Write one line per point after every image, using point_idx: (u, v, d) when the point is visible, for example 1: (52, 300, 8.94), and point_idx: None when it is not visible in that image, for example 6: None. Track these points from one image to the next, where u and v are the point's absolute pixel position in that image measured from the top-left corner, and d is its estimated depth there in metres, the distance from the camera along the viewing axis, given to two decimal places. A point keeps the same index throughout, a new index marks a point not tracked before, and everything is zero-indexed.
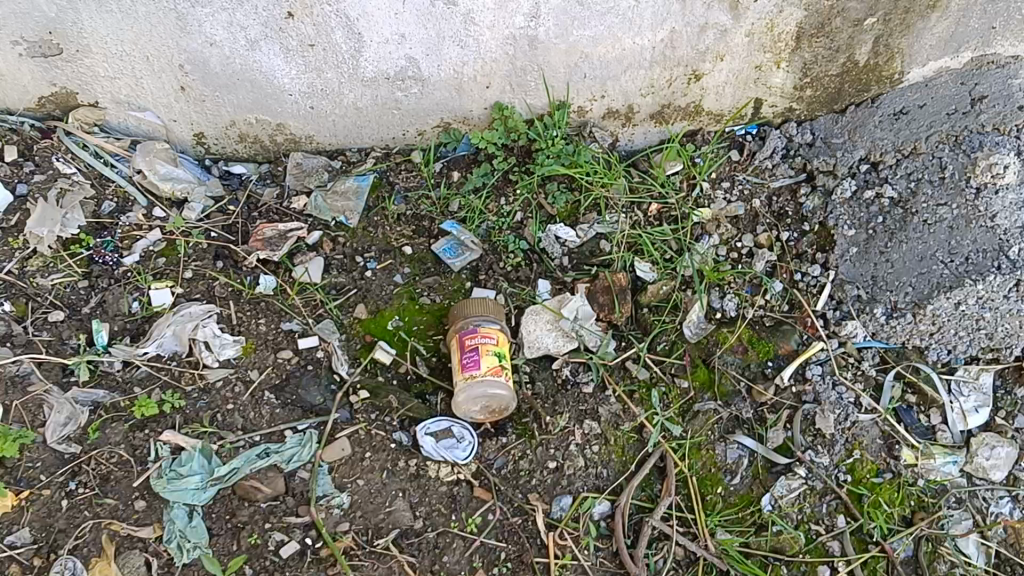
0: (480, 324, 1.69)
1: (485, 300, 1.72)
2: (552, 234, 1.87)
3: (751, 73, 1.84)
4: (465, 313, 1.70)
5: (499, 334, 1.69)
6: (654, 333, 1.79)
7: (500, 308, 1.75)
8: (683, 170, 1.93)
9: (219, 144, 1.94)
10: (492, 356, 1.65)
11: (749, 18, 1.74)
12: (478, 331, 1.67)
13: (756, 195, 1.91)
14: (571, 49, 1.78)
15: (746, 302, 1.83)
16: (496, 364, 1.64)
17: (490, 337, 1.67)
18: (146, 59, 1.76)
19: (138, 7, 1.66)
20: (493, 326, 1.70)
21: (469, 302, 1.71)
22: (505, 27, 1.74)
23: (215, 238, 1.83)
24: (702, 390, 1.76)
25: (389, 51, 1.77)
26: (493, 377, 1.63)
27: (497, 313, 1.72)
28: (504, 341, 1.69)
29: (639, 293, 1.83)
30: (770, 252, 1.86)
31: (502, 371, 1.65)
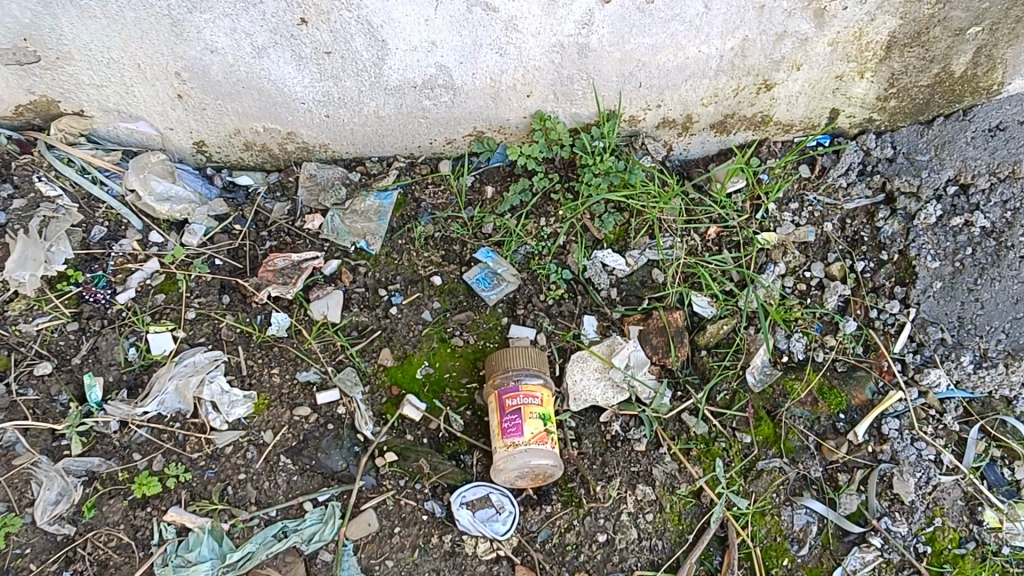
0: (521, 379, 1.50)
1: (526, 350, 1.52)
2: (599, 261, 1.67)
3: (829, 83, 1.61)
4: (503, 365, 1.51)
5: (543, 390, 1.50)
6: (713, 381, 1.60)
7: (542, 354, 1.55)
8: (746, 187, 1.71)
9: (221, 153, 1.71)
10: (536, 419, 1.46)
11: (835, 26, 1.50)
12: (519, 389, 1.48)
13: (827, 218, 1.70)
14: (627, 56, 1.54)
15: (815, 342, 1.64)
16: (540, 429, 1.46)
17: (533, 395, 1.48)
18: (138, 67, 1.52)
19: (125, 13, 1.42)
20: (535, 380, 1.50)
21: (508, 352, 1.51)
22: (550, 34, 1.49)
23: (220, 267, 1.62)
24: (766, 445, 1.58)
25: (416, 60, 1.53)
26: (537, 446, 1.45)
27: (540, 363, 1.53)
28: (548, 396, 1.50)
29: (697, 334, 1.63)
30: (843, 284, 1.66)
31: (547, 437, 1.46)
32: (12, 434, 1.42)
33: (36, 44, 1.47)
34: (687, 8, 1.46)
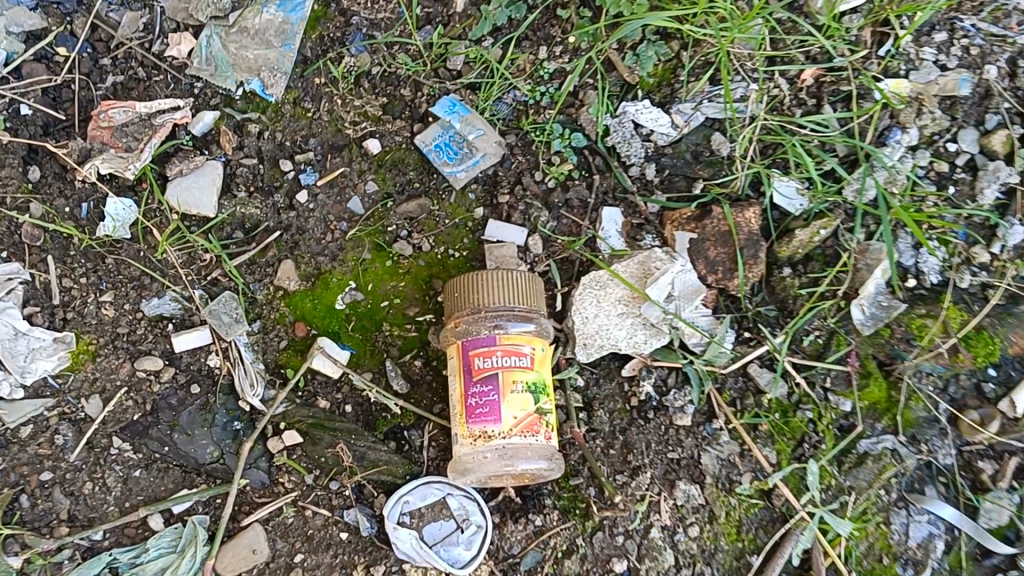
0: (500, 325, 0.92)
1: (508, 274, 0.93)
2: (630, 119, 1.05)
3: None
4: (471, 301, 0.92)
5: (536, 340, 0.93)
6: (802, 316, 1.04)
7: (535, 278, 0.96)
8: (866, 8, 1.07)
9: None
10: (518, 396, 0.91)
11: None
12: (495, 344, 0.91)
13: (990, 59, 1.07)
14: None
15: (957, 257, 1.05)
16: (525, 411, 0.90)
17: (517, 354, 0.91)
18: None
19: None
20: (524, 325, 0.93)
21: (478, 278, 0.92)
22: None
23: (26, 118, 1.02)
24: (873, 416, 1.03)
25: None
26: (518, 441, 0.90)
27: (532, 294, 0.94)
28: (544, 350, 0.93)
29: (778, 242, 1.06)
30: (1008, 166, 1.05)
31: (539, 423, 0.91)
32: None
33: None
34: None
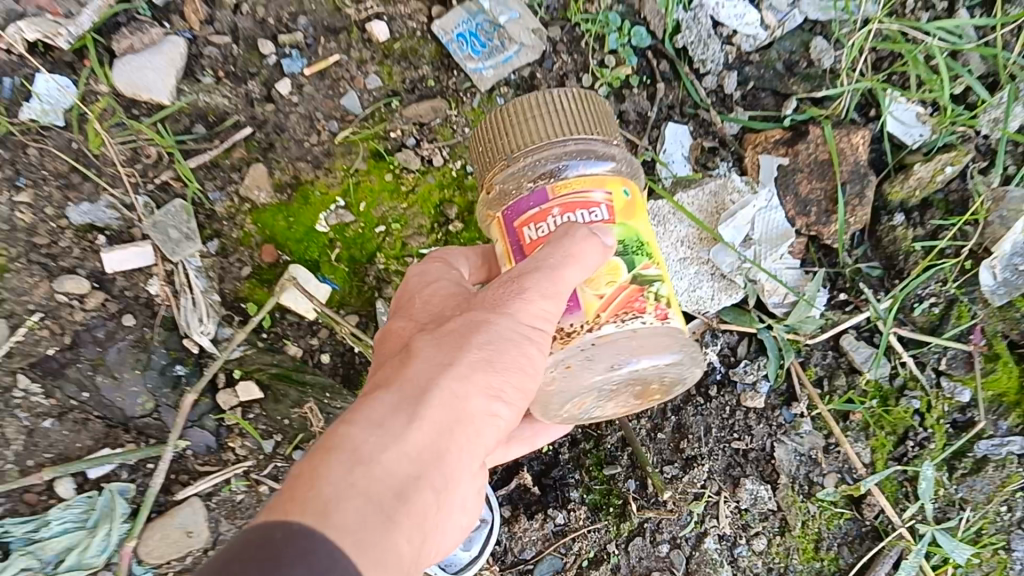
0: (561, 167, 0.61)
1: (540, 95, 0.62)
2: (709, 14, 0.81)
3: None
4: (512, 147, 0.61)
5: (612, 180, 0.61)
6: (915, 276, 0.80)
7: (589, 97, 0.64)
8: None
9: None
10: (605, 276, 0.59)
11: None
12: (547, 201, 0.60)
13: None
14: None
15: None
16: (617, 288, 0.60)
17: (589, 207, 0.60)
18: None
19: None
20: (593, 160, 0.62)
21: (503, 117, 0.63)
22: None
23: None
24: (997, 412, 0.80)
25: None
26: (614, 336, 0.60)
27: (589, 122, 0.63)
28: (629, 194, 0.61)
29: (890, 181, 0.82)
30: None
31: (643, 300, 0.60)
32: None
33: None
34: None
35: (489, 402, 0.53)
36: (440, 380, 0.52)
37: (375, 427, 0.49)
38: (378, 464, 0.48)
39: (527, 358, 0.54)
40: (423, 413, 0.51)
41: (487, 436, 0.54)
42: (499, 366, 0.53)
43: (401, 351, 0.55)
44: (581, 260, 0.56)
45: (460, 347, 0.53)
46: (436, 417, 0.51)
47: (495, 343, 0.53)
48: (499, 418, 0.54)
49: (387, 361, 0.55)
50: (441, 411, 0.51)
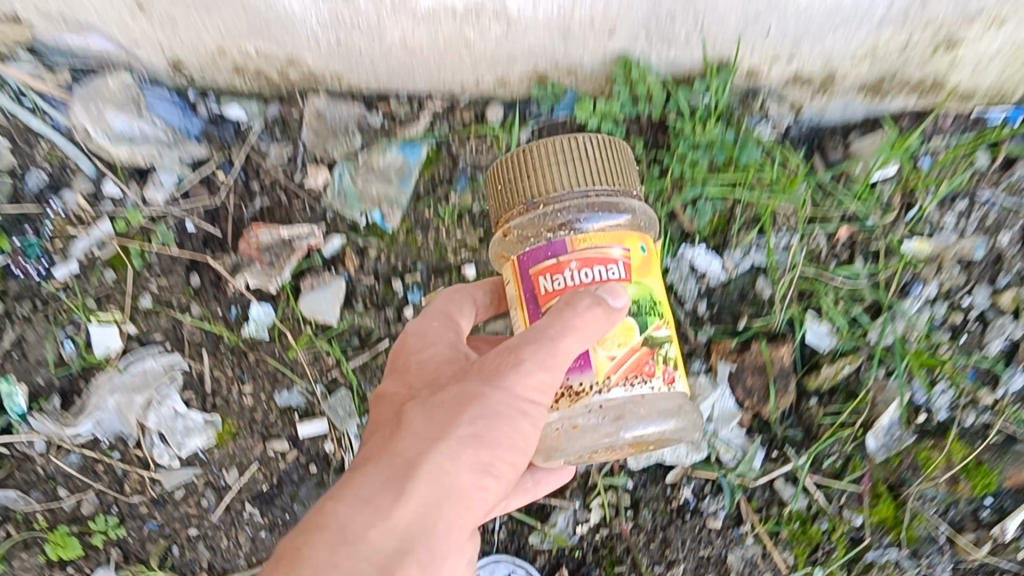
0: (578, 215, 0.90)
1: (571, 140, 0.92)
2: (686, 262, 1.25)
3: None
4: (535, 189, 0.90)
5: (629, 237, 0.88)
6: (823, 441, 1.20)
7: (611, 147, 0.94)
8: (898, 177, 1.25)
9: (204, 75, 1.27)
10: (618, 337, 0.87)
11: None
12: (568, 253, 0.87)
13: (1004, 227, 1.22)
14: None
15: (966, 398, 1.20)
16: (629, 349, 0.87)
17: (608, 263, 0.87)
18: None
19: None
20: (606, 211, 0.91)
21: (527, 163, 0.91)
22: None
23: (192, 235, 1.26)
24: (881, 532, 1.19)
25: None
26: (626, 394, 0.87)
27: (605, 174, 0.92)
28: (643, 251, 0.89)
29: (808, 376, 1.23)
30: (1014, 321, 1.20)
31: (648, 364, 0.88)
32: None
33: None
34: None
35: (462, 472, 0.83)
36: (419, 461, 0.83)
37: (373, 503, 0.80)
38: (368, 529, 0.78)
39: (498, 439, 0.84)
40: (403, 491, 0.81)
41: (472, 494, 0.84)
42: (475, 444, 0.83)
43: (403, 431, 0.85)
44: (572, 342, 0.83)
45: (441, 436, 0.83)
46: (417, 493, 0.82)
47: (481, 427, 0.83)
48: (477, 487, 0.84)
49: (393, 437, 0.85)
50: (419, 485, 0.82)
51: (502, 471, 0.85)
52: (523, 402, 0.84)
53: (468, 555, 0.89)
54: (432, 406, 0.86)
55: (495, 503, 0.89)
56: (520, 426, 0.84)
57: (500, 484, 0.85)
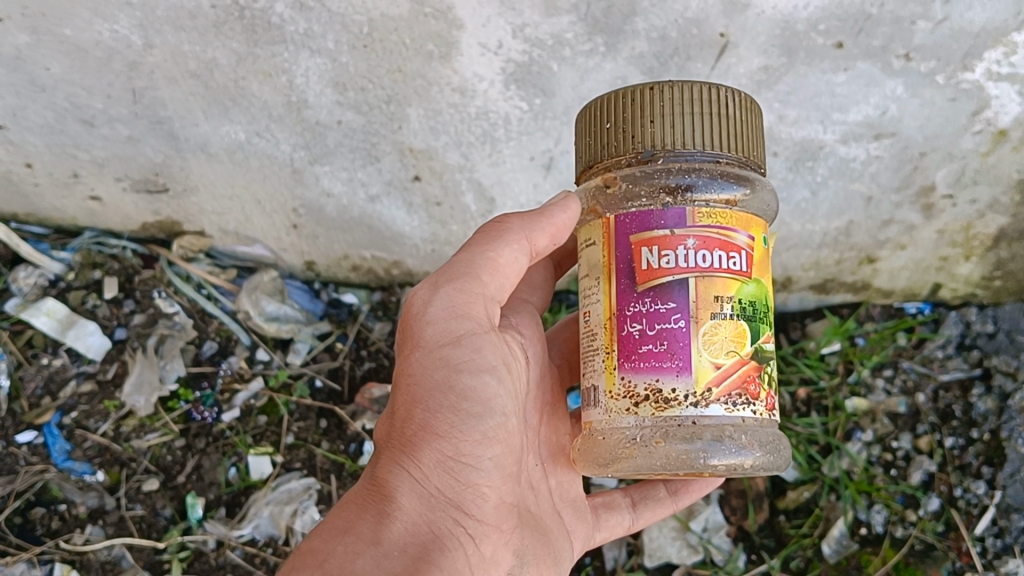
0: (698, 180, 1.05)
1: (713, 91, 1.05)
2: None
3: (1013, 198, 1.43)
4: (657, 140, 1.04)
5: (751, 226, 1.04)
6: (788, 548, 1.62)
7: (749, 109, 1.08)
8: (841, 350, 1.70)
9: (330, 271, 1.74)
10: (728, 343, 1.02)
11: (995, 106, 1.34)
12: (690, 226, 1.02)
13: (921, 389, 1.66)
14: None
15: (896, 516, 1.60)
16: (737, 360, 1.02)
17: (732, 249, 1.03)
18: (134, 92, 1.38)
19: (100, 32, 1.32)
20: (727, 183, 1.07)
21: (658, 111, 1.04)
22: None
23: (320, 388, 1.69)
24: None
25: (531, 139, 1.39)
26: (724, 413, 1.01)
27: (721, 133, 1.05)
28: (763, 245, 1.05)
29: (777, 497, 1.66)
30: (929, 459, 1.62)
31: (751, 380, 1.03)
32: (93, 524, 1.55)
33: (77, 145, 1.51)
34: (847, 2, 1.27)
35: (429, 464, 1.01)
36: (389, 478, 1.01)
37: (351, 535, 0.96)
38: (357, 558, 0.92)
39: (443, 419, 1.02)
40: (385, 513, 0.98)
41: (455, 475, 1.03)
42: (424, 433, 1.02)
43: (382, 439, 1.05)
44: (484, 253, 1.08)
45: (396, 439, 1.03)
46: (397, 512, 0.99)
47: (429, 420, 1.02)
48: (453, 476, 1.02)
49: (375, 452, 1.05)
50: (401, 501, 0.99)
51: (476, 451, 1.03)
52: (442, 352, 1.03)
53: (500, 559, 1.08)
54: (389, 424, 1.05)
55: (501, 494, 1.07)
56: (464, 394, 1.03)
57: (483, 466, 1.04)
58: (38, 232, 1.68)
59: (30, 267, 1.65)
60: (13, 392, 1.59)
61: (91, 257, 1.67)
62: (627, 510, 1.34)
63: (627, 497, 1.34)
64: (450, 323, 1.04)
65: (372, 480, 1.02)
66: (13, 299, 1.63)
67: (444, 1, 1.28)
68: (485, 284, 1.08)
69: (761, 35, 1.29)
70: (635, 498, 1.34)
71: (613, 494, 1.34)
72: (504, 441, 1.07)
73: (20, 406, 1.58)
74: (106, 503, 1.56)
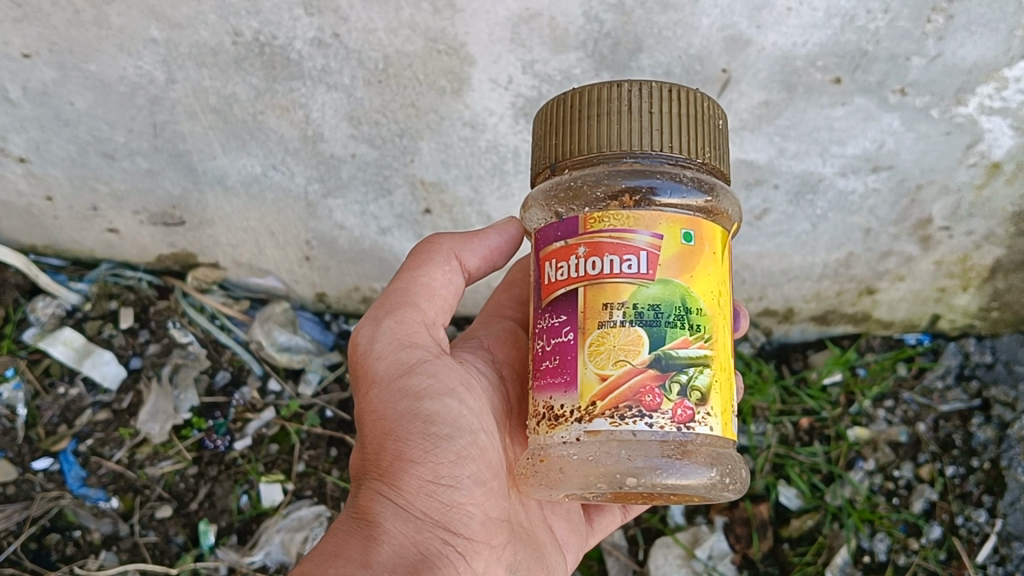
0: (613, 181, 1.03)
1: (616, 90, 1.02)
2: None
3: (1007, 230, 1.49)
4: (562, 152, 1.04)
5: (658, 222, 0.98)
6: None
7: (668, 101, 1.01)
8: (843, 381, 1.73)
9: (341, 302, 1.78)
10: (617, 353, 0.97)
11: (988, 139, 1.37)
12: (580, 233, 1.00)
13: (921, 418, 1.69)
14: (752, 171, 1.41)
15: (899, 545, 1.62)
16: (627, 370, 0.96)
17: (629, 251, 0.98)
18: (154, 126, 1.44)
19: (123, 69, 1.35)
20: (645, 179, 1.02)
21: (561, 120, 1.04)
22: (645, 35, 1.26)
23: (330, 418, 1.72)
24: None
25: None
26: (609, 427, 0.96)
27: (624, 128, 1.01)
28: (682, 241, 0.98)
29: (781, 526, 1.67)
30: (931, 488, 1.64)
31: (650, 391, 0.96)
32: (106, 550, 1.57)
33: (97, 178, 1.55)
34: (844, 41, 1.27)
35: (409, 490, 1.05)
36: (374, 507, 1.05)
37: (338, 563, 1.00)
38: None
39: (413, 446, 1.05)
40: (372, 538, 1.02)
41: (436, 497, 1.05)
42: (400, 462, 1.05)
43: (362, 472, 1.10)
44: (417, 279, 1.14)
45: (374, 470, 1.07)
46: (384, 536, 1.02)
47: (399, 448, 1.06)
48: (434, 498, 1.05)
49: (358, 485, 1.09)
50: (387, 526, 1.03)
51: (454, 470, 1.06)
52: (399, 382, 1.08)
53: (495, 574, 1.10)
54: (366, 456, 1.09)
55: (490, 511, 1.10)
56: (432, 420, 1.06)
57: (465, 484, 1.07)
58: (56, 264, 1.74)
59: (48, 297, 1.69)
60: (29, 420, 1.62)
61: (107, 288, 1.71)
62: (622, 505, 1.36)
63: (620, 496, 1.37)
64: (400, 354, 1.09)
65: (356, 510, 1.06)
66: (31, 328, 1.67)
67: (457, 38, 1.29)
68: (423, 310, 1.13)
69: (763, 71, 1.30)
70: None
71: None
72: (483, 460, 1.10)
73: (36, 434, 1.61)
74: (120, 529, 1.58)
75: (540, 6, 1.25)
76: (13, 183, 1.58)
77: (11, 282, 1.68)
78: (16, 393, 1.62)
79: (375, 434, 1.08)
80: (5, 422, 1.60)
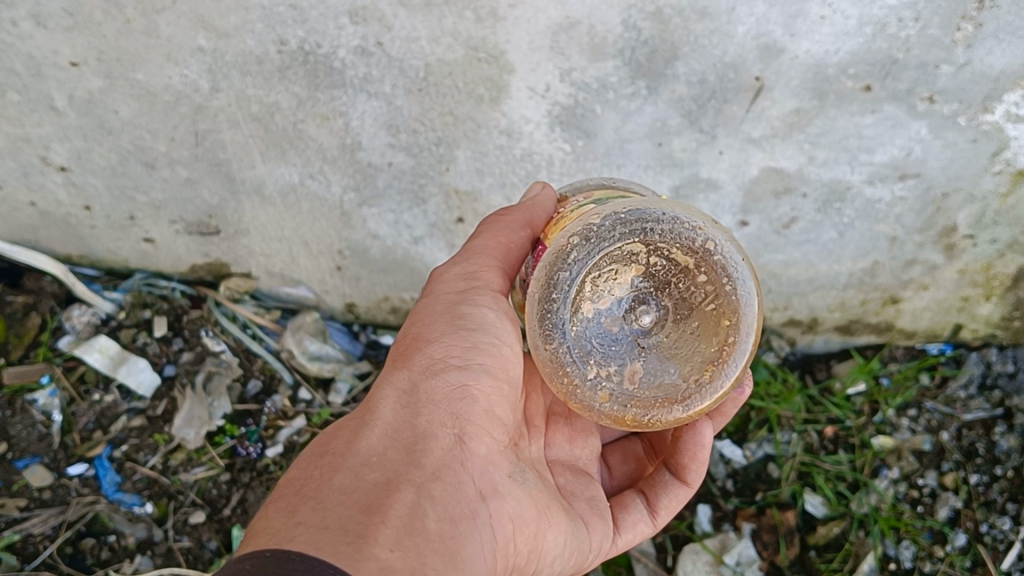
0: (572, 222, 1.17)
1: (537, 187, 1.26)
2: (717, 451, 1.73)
3: None
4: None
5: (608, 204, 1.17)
6: None
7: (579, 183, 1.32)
8: (867, 390, 1.74)
9: (369, 312, 1.79)
10: (597, 230, 1.09)
11: (1014, 147, 1.40)
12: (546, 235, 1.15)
13: (945, 427, 1.71)
14: (781, 179, 1.45)
15: (924, 552, 1.64)
16: (605, 227, 1.08)
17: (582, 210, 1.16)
18: (196, 135, 1.48)
19: (169, 77, 1.40)
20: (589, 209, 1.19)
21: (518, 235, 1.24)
22: (682, 43, 1.31)
23: None
24: None
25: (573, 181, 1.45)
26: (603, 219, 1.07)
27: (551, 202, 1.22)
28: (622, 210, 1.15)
29: (808, 533, 1.68)
30: (956, 496, 1.66)
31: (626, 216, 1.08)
32: (141, 554, 1.60)
33: (136, 187, 1.58)
34: (876, 49, 1.31)
35: (419, 369, 1.06)
36: (374, 397, 1.05)
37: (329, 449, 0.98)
38: (337, 472, 0.93)
39: (434, 330, 1.09)
40: (366, 421, 1.01)
41: (444, 377, 1.06)
42: (413, 345, 1.08)
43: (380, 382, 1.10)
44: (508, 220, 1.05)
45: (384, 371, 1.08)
46: (378, 419, 1.01)
47: (421, 333, 1.09)
48: (444, 381, 1.05)
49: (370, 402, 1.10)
50: (383, 412, 1.02)
51: (467, 355, 1.07)
52: (443, 295, 1.12)
53: (496, 475, 1.05)
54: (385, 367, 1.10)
55: (497, 411, 1.09)
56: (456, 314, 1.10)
57: (476, 370, 1.07)
58: (90, 274, 1.76)
59: (84, 306, 1.71)
60: (64, 426, 1.65)
61: (141, 297, 1.73)
62: (643, 507, 1.27)
63: (642, 496, 1.28)
64: (457, 280, 1.13)
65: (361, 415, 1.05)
66: (66, 337, 1.69)
67: (498, 46, 1.33)
68: (505, 263, 1.16)
69: (795, 79, 1.34)
70: (649, 495, 1.27)
71: (626, 495, 1.28)
72: (501, 363, 1.10)
73: (72, 440, 1.64)
74: (154, 535, 1.61)
75: (580, 14, 1.30)
76: (54, 193, 1.61)
77: (47, 291, 1.70)
78: (51, 399, 1.65)
79: (402, 336, 1.11)
80: (41, 428, 1.63)
